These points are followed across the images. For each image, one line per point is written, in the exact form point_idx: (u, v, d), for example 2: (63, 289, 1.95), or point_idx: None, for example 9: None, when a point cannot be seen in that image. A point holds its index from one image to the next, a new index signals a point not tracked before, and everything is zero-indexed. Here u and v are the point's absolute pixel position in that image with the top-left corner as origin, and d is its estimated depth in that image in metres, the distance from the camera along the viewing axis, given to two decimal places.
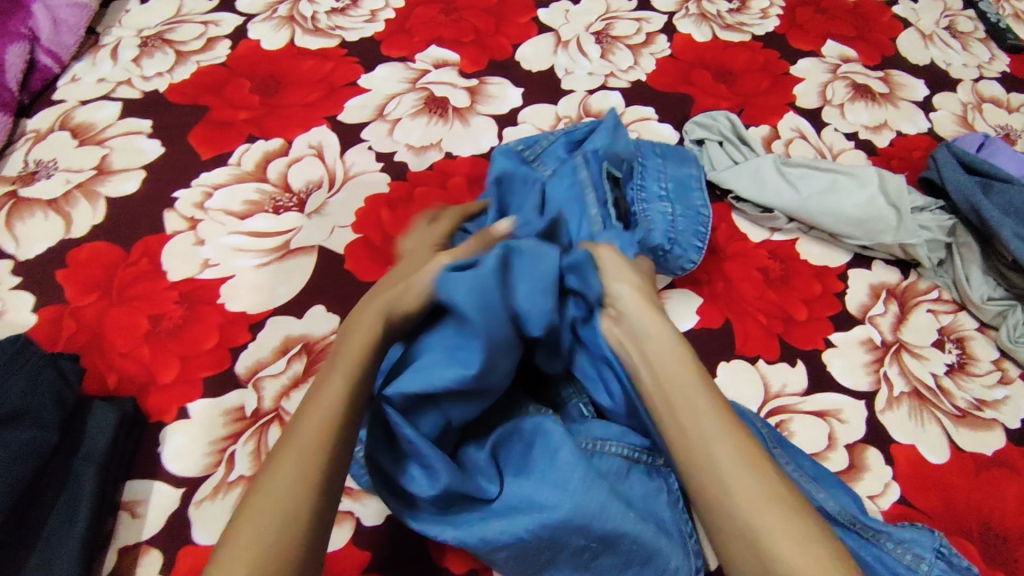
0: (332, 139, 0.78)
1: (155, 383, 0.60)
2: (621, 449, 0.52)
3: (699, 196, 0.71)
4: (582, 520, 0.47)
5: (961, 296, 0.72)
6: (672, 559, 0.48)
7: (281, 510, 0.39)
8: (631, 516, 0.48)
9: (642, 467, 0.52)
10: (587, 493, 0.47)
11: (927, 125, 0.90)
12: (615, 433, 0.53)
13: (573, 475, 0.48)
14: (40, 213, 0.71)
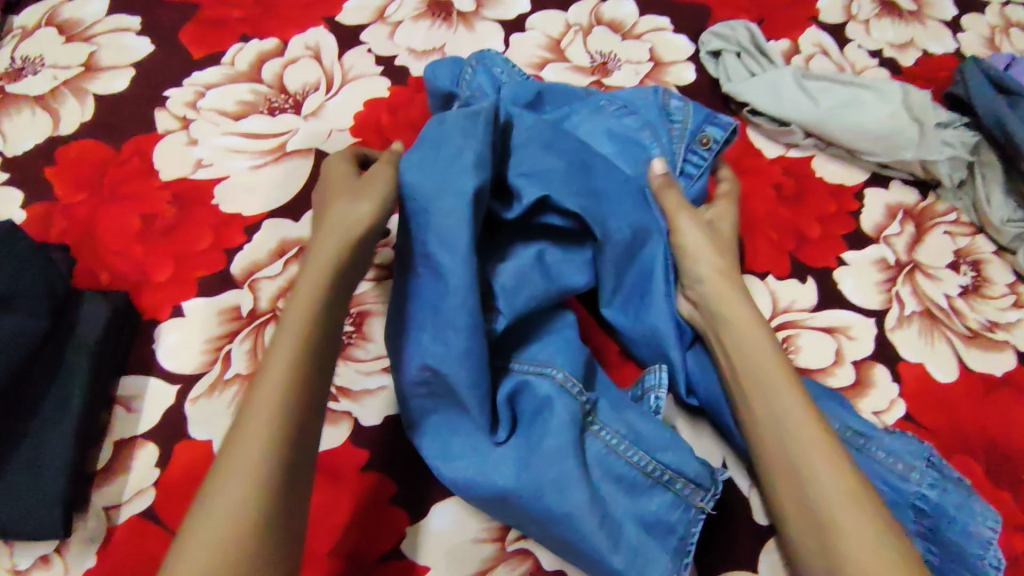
0: (330, 41, 0.74)
1: (148, 281, 0.59)
2: (649, 463, 0.48)
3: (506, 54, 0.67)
4: (558, 522, 0.46)
5: (980, 218, 0.70)
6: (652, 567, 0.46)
7: (237, 505, 0.37)
8: (607, 534, 0.46)
9: (664, 489, 0.48)
10: (566, 490, 0.46)
11: (955, 46, 0.85)
12: (657, 440, 0.49)
13: (568, 471, 0.46)
14: (27, 109, 0.68)
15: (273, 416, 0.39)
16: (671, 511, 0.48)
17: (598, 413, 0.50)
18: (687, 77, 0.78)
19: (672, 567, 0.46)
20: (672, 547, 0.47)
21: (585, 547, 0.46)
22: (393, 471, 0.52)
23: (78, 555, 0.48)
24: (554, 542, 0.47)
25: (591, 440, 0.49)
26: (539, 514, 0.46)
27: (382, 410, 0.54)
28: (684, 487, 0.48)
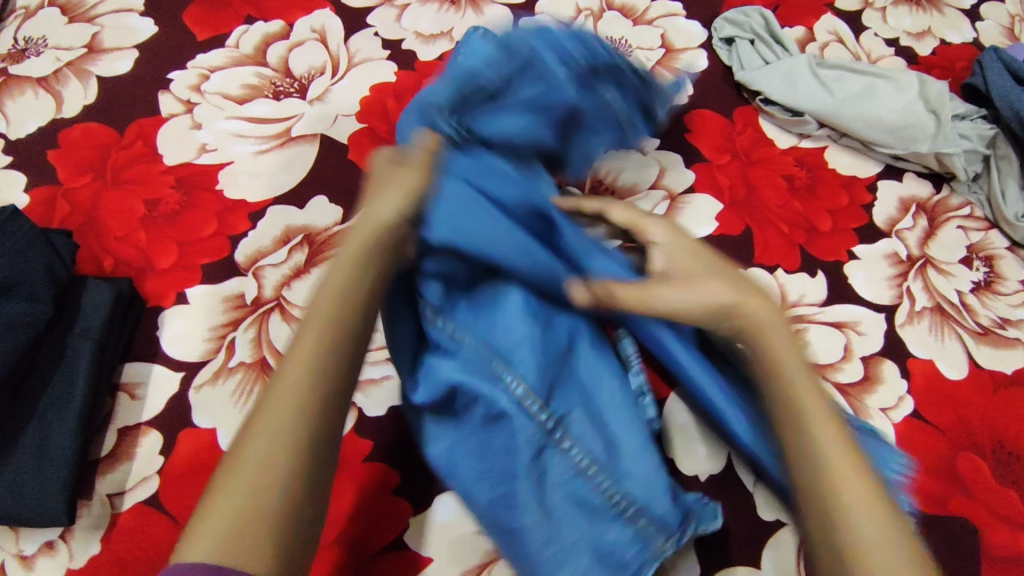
0: (336, 23, 0.73)
1: (152, 268, 0.58)
2: (614, 492, 0.45)
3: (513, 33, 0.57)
4: (508, 535, 0.45)
5: (993, 213, 0.68)
6: None
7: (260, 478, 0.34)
8: (552, 558, 0.44)
9: (624, 521, 0.45)
10: (517, 514, 0.44)
11: (973, 35, 0.84)
12: (630, 468, 0.45)
13: (523, 491, 0.44)
14: (30, 91, 0.67)
15: (307, 380, 0.36)
16: (629, 545, 0.45)
17: (567, 426, 0.45)
18: (699, 65, 0.76)
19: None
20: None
21: (527, 564, 0.45)
22: (397, 461, 0.52)
23: (83, 541, 0.49)
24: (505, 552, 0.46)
25: (558, 457, 0.45)
26: (493, 530, 0.46)
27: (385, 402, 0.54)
28: (645, 523, 0.45)
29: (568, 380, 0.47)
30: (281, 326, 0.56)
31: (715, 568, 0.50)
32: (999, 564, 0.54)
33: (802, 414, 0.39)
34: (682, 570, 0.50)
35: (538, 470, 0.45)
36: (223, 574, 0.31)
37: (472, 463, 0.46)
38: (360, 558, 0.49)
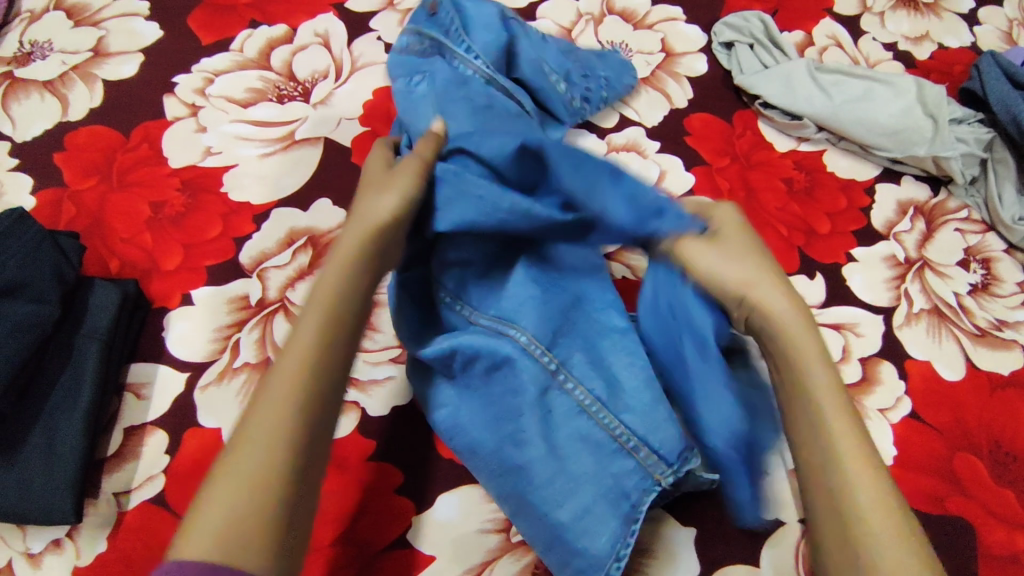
0: (339, 28, 0.73)
1: (158, 269, 0.59)
2: (614, 425, 0.48)
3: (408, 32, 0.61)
4: (511, 472, 0.48)
5: (991, 216, 0.69)
6: (592, 540, 0.47)
7: (258, 473, 0.34)
8: (552, 495, 0.47)
9: (625, 455, 0.48)
10: (521, 449, 0.48)
11: (971, 39, 0.84)
12: (630, 402, 0.48)
13: (527, 429, 0.48)
14: (36, 94, 0.68)
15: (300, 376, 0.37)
16: (630, 478, 0.48)
17: (570, 368, 0.49)
18: (699, 69, 0.77)
19: (619, 531, 0.47)
20: (621, 512, 0.47)
21: (529, 503, 0.48)
22: (400, 460, 0.53)
23: (89, 539, 0.49)
24: (506, 496, 0.49)
25: (563, 397, 0.49)
26: (499, 470, 0.49)
27: (388, 402, 0.55)
28: (646, 455, 0.47)
29: (573, 327, 0.51)
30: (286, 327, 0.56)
31: (716, 565, 0.51)
32: (996, 563, 0.54)
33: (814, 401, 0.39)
34: (681, 567, 0.50)
35: (542, 410, 0.48)
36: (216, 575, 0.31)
37: (479, 411, 0.49)
38: (363, 556, 0.50)
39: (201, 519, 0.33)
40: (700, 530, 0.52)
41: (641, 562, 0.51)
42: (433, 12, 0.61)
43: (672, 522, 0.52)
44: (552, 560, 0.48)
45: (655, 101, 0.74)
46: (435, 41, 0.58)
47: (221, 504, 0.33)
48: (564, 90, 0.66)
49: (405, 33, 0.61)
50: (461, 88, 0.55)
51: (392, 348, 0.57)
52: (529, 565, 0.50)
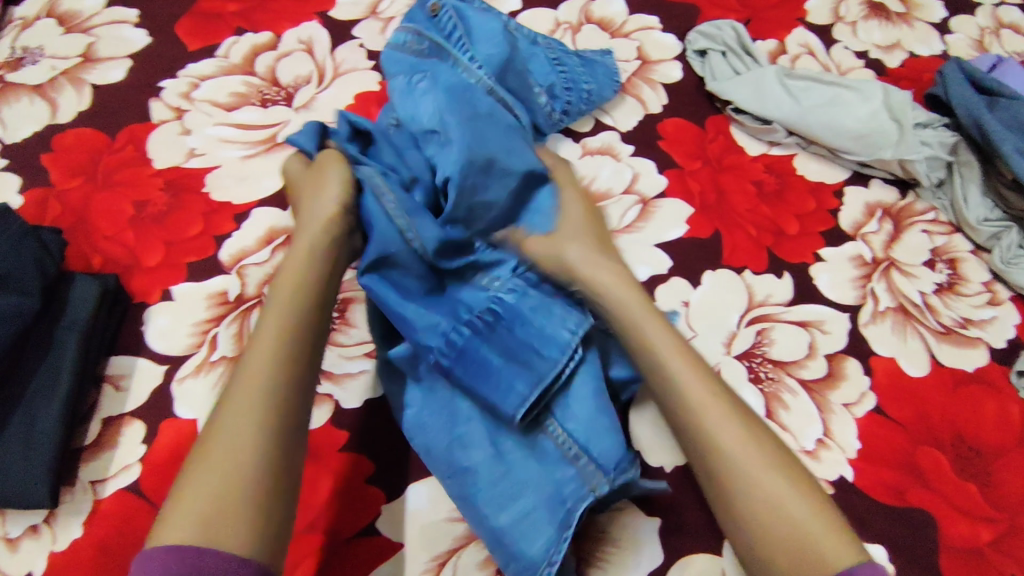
0: (322, 35, 0.75)
1: (139, 265, 0.61)
2: (559, 433, 0.51)
3: (405, 35, 0.64)
4: (460, 476, 0.50)
5: (957, 218, 0.71)
6: (529, 544, 0.47)
7: (232, 470, 0.39)
8: (495, 497, 0.49)
9: (569, 461, 0.50)
10: (469, 451, 0.50)
11: (941, 47, 0.86)
12: (578, 414, 0.52)
13: (473, 430, 0.51)
14: (26, 98, 0.70)
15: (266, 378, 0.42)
16: (572, 483, 0.49)
17: None
18: (674, 76, 0.79)
19: (556, 535, 0.48)
20: (559, 518, 0.48)
21: (472, 504, 0.49)
22: (372, 451, 0.54)
23: (64, 526, 0.50)
24: (451, 500, 0.50)
25: None
26: (443, 469, 0.50)
27: (361, 394, 0.56)
28: (588, 464, 0.50)
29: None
30: None
31: (680, 554, 0.51)
32: (959, 554, 0.55)
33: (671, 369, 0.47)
34: (644, 556, 0.51)
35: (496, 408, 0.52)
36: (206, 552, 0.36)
37: (431, 415, 0.52)
38: (333, 543, 0.51)
39: (187, 505, 0.38)
40: (664, 519, 0.53)
41: (606, 549, 0.51)
42: (433, 15, 0.65)
43: (637, 510, 0.53)
44: (495, 558, 0.48)
45: (632, 107, 0.76)
46: (435, 43, 0.63)
47: (202, 492, 0.38)
48: (546, 103, 0.69)
49: (404, 36, 0.64)
50: (451, 84, 0.58)
51: (366, 343, 0.58)
52: (496, 552, 0.51)
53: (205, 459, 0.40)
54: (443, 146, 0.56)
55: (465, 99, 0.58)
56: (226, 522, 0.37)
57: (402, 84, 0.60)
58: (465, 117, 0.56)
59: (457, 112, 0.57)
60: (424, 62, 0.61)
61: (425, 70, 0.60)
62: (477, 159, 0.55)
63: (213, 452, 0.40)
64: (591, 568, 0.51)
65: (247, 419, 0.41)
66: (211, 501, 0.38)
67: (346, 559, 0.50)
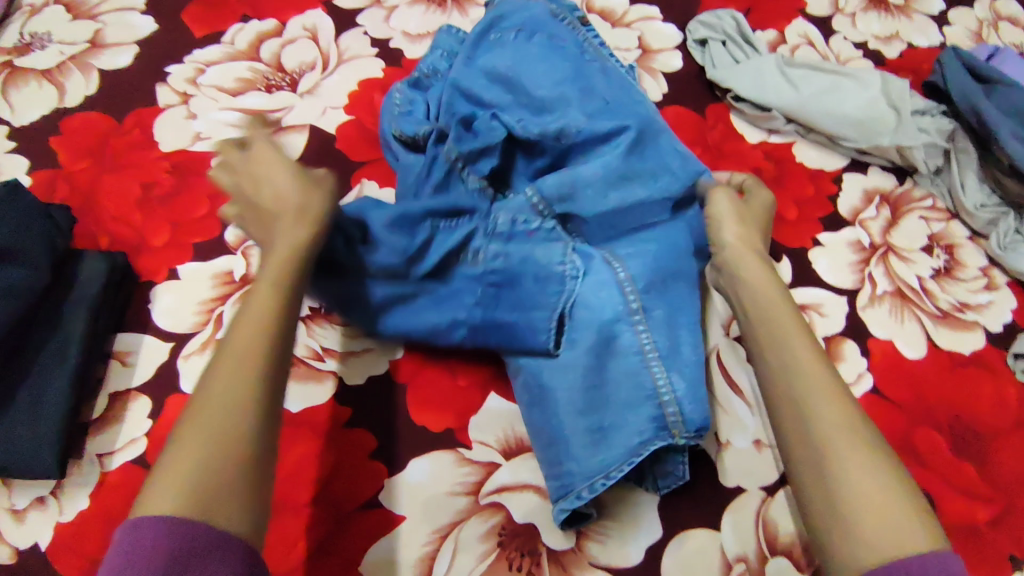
0: (327, 22, 0.76)
1: (145, 245, 0.61)
2: (662, 379, 0.50)
3: (521, 20, 0.64)
4: (538, 395, 0.52)
5: (954, 204, 0.71)
6: (578, 460, 0.49)
7: (221, 435, 0.36)
8: (576, 406, 0.50)
9: (656, 404, 0.50)
10: (565, 356, 0.52)
11: (940, 39, 0.87)
12: (685, 366, 0.51)
13: (574, 352, 0.52)
14: (34, 82, 0.71)
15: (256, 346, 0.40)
16: (650, 424, 0.49)
17: (649, 316, 0.52)
18: (674, 65, 0.80)
19: (618, 458, 0.49)
20: (629, 446, 0.49)
21: (549, 404, 0.51)
22: (375, 427, 0.55)
23: (71, 497, 0.51)
24: (529, 390, 0.53)
25: (628, 332, 0.52)
26: (530, 367, 0.53)
27: (365, 371, 0.57)
28: (674, 414, 0.49)
29: (666, 288, 0.54)
30: None
31: (679, 528, 0.52)
32: (955, 531, 0.56)
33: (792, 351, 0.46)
34: (643, 531, 0.52)
35: (608, 333, 0.52)
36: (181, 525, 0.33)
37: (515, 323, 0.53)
38: (337, 516, 0.51)
39: (163, 476, 0.35)
40: (664, 495, 0.53)
41: (603, 524, 0.52)
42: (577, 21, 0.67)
43: (636, 486, 0.53)
44: (541, 457, 0.51)
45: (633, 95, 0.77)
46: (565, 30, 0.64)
47: (181, 465, 0.35)
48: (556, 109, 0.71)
49: (535, 15, 0.64)
50: (596, 84, 0.60)
51: None
52: (497, 525, 0.51)
53: (188, 428, 0.37)
54: (595, 130, 0.58)
55: (620, 101, 0.60)
56: (204, 494, 0.34)
57: (524, 58, 0.62)
58: (622, 118, 0.59)
59: (621, 111, 0.59)
60: (549, 39, 0.63)
61: (559, 55, 0.62)
62: (631, 151, 0.58)
63: (195, 421, 0.37)
64: (590, 541, 0.51)
65: (232, 390, 0.38)
66: (188, 471, 0.35)
67: (350, 531, 0.51)
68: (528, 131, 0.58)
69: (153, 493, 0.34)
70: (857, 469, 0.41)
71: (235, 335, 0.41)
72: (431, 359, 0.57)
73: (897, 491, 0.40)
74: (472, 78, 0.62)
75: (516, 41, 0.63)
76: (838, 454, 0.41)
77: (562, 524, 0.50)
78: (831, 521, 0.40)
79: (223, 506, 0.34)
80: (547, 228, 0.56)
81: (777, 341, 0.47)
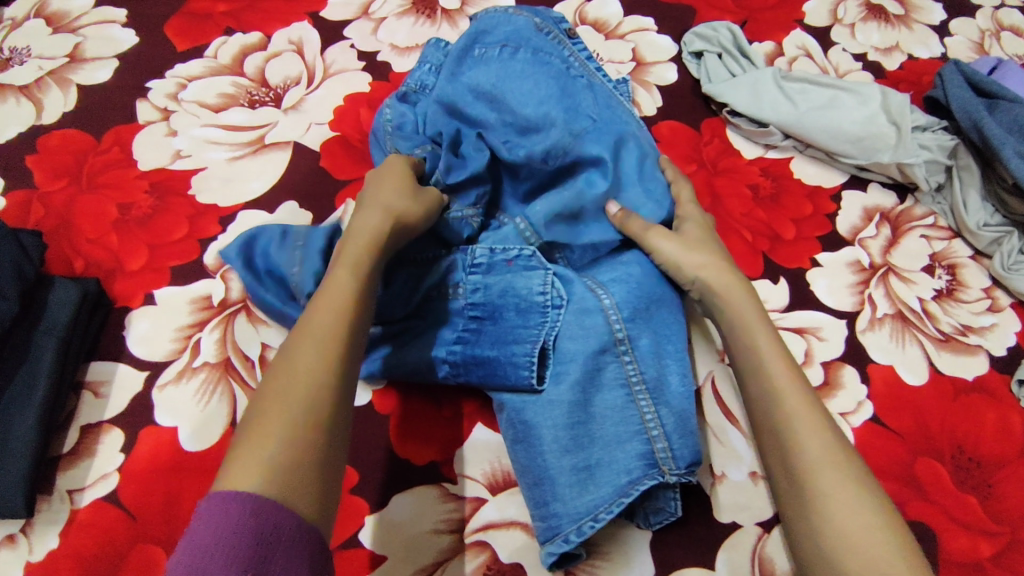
0: (313, 35, 0.74)
1: (122, 269, 0.60)
2: (650, 414, 0.49)
3: (505, 31, 0.62)
4: (522, 428, 0.50)
5: (957, 223, 0.69)
6: (563, 499, 0.47)
7: (305, 413, 0.37)
8: (561, 442, 0.48)
9: (644, 439, 0.48)
10: (550, 390, 0.50)
11: (941, 50, 0.85)
12: (672, 400, 0.50)
13: (558, 385, 0.50)
14: (11, 98, 0.69)
15: (333, 326, 0.41)
16: (639, 462, 0.47)
17: (635, 345, 0.51)
18: (669, 78, 0.78)
19: (607, 498, 0.47)
20: (617, 483, 0.47)
21: (532, 442, 0.49)
22: (357, 460, 0.53)
23: (40, 536, 0.49)
24: (512, 425, 0.51)
25: (615, 364, 0.50)
26: (512, 404, 0.51)
27: None
28: (663, 450, 0.48)
29: (650, 315, 0.52)
30: (247, 327, 0.57)
31: (671, 567, 0.50)
32: (958, 568, 0.54)
33: (773, 379, 0.45)
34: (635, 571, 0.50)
35: (594, 366, 0.50)
36: (269, 502, 0.33)
37: (498, 354, 0.51)
38: None
39: (252, 453, 0.35)
40: (656, 532, 0.51)
41: (593, 562, 0.50)
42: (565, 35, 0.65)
43: (628, 523, 0.51)
44: (527, 496, 0.49)
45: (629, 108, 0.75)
46: (552, 42, 0.62)
47: (265, 444, 0.35)
48: None
49: (519, 27, 0.62)
50: (580, 100, 0.59)
51: None
52: (483, 564, 0.50)
53: (267, 408, 0.37)
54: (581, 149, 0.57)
55: (603, 119, 0.59)
56: (290, 472, 0.35)
57: (509, 72, 0.60)
58: (605, 139, 0.58)
59: (604, 131, 0.58)
60: (534, 54, 0.61)
61: (544, 68, 0.60)
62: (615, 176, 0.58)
63: (279, 395, 0.38)
64: None
65: (308, 374, 0.39)
66: (273, 450, 0.35)
67: None
68: (514, 154, 0.58)
69: (240, 472, 0.34)
70: (835, 502, 0.40)
71: (312, 315, 0.42)
72: (417, 389, 0.56)
73: (882, 524, 0.39)
74: (457, 98, 0.61)
75: (501, 57, 0.61)
76: (822, 487, 0.41)
77: (550, 566, 0.49)
78: (818, 559, 0.39)
79: (304, 486, 0.35)
80: (526, 254, 0.55)
81: (756, 369, 0.47)
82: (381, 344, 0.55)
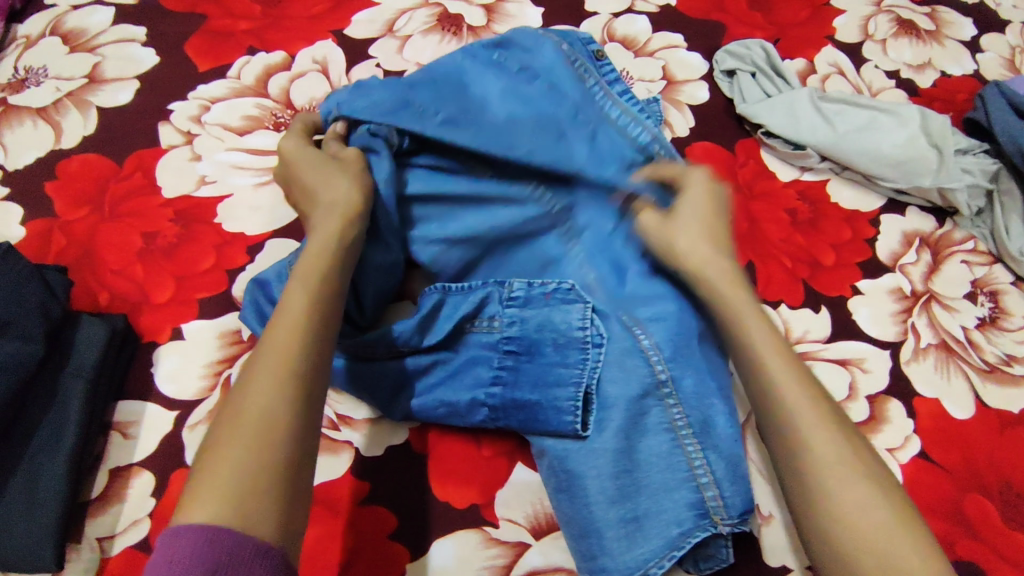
0: (337, 54, 0.73)
1: (148, 302, 0.58)
2: (699, 461, 0.47)
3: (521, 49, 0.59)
4: (565, 473, 0.49)
5: (997, 248, 0.68)
6: (610, 548, 0.46)
7: (259, 434, 0.34)
8: (609, 491, 0.47)
9: (694, 487, 0.47)
10: (596, 437, 0.49)
11: (974, 67, 0.84)
12: (721, 445, 0.48)
13: (600, 429, 0.49)
14: (29, 121, 0.67)
15: (289, 341, 0.38)
16: (690, 512, 0.46)
17: (679, 387, 0.49)
18: (701, 97, 0.76)
19: (660, 549, 0.46)
20: (668, 536, 0.46)
21: (578, 490, 0.48)
22: (394, 502, 0.51)
23: None
24: (555, 471, 0.49)
25: (658, 408, 0.49)
26: (555, 450, 0.49)
27: (382, 442, 0.54)
28: (714, 498, 0.47)
29: (693, 352, 0.51)
30: None
31: None
32: None
33: (771, 372, 0.43)
34: None
35: (638, 411, 0.49)
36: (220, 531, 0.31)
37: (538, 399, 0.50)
38: None
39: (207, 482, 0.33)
40: None
41: None
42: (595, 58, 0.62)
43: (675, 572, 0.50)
44: (572, 545, 0.48)
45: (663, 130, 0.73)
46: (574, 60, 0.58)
47: (218, 471, 0.33)
48: None
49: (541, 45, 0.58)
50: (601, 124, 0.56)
51: None
52: None
53: (222, 434, 0.34)
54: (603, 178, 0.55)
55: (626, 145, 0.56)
56: (247, 500, 0.32)
57: (527, 92, 0.56)
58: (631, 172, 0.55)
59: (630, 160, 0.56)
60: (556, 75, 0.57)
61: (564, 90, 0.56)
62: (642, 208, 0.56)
63: (234, 418, 0.35)
64: None
65: (261, 392, 0.36)
66: (228, 477, 0.33)
67: None
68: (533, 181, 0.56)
69: (195, 507, 0.32)
70: (850, 506, 0.38)
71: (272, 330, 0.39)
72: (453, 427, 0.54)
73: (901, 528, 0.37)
74: (448, 99, 0.54)
75: (514, 76, 0.57)
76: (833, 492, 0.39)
77: None
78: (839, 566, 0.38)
79: (259, 511, 0.32)
80: (564, 287, 0.53)
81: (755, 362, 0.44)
82: (410, 383, 0.53)
